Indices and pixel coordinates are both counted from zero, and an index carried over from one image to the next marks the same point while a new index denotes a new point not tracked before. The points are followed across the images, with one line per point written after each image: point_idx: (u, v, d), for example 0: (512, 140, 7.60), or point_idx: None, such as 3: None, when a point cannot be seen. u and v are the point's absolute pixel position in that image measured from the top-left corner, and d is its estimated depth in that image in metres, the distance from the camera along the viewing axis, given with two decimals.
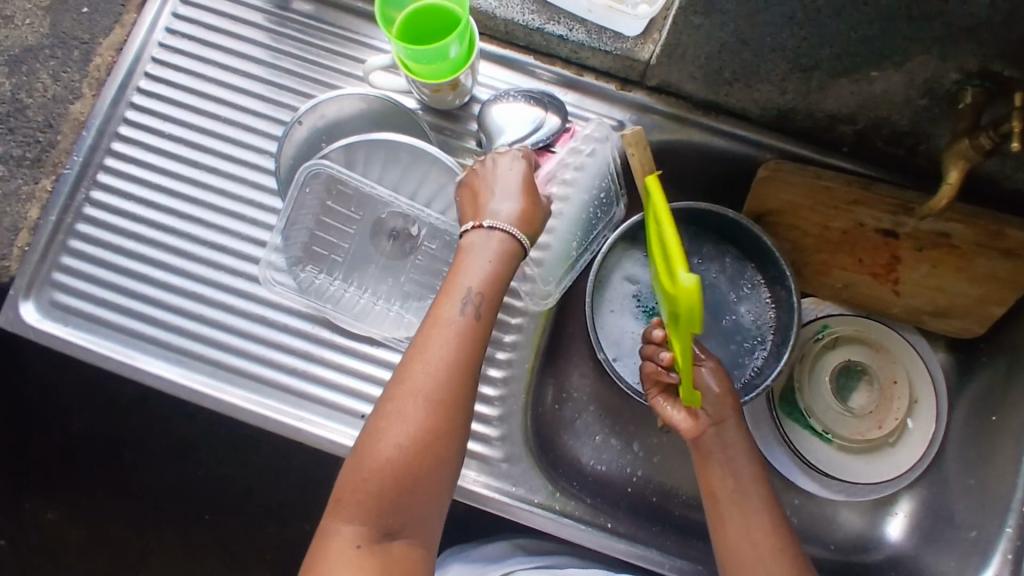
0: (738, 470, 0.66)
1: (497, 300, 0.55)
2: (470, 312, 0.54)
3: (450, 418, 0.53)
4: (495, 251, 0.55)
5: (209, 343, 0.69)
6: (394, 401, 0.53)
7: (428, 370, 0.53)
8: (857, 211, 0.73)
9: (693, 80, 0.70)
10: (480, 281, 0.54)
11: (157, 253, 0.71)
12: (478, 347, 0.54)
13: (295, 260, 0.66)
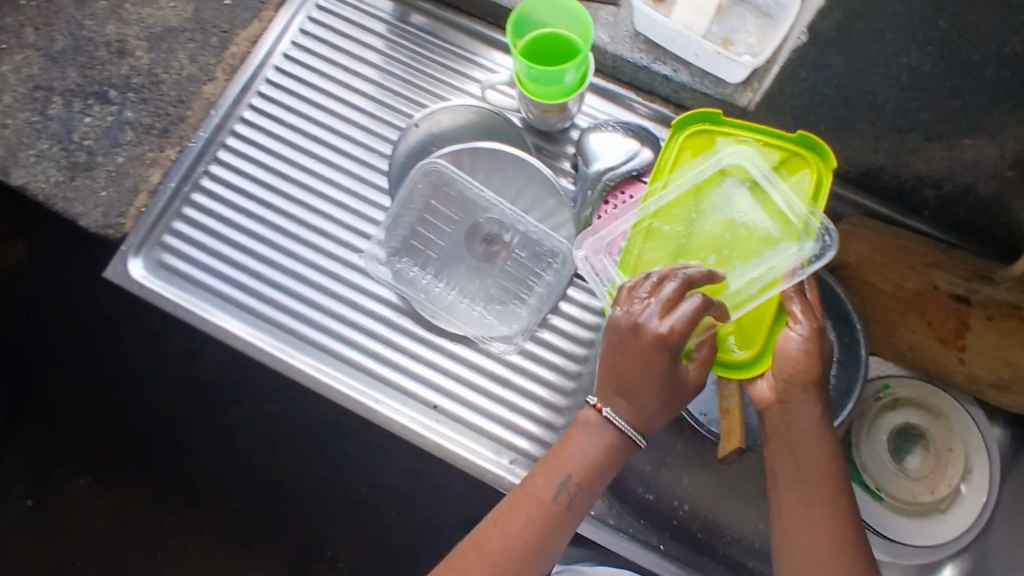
0: (820, 466, 0.58)
1: (593, 493, 0.59)
2: (563, 499, 0.59)
3: (546, 539, 0.58)
4: (603, 439, 0.59)
5: (299, 319, 0.73)
6: (474, 544, 0.59)
7: (540, 491, 0.59)
8: (933, 273, 0.76)
9: (788, 130, 0.73)
10: (577, 473, 0.59)
11: (263, 230, 0.75)
12: (558, 533, 0.59)
13: (394, 252, 0.71)
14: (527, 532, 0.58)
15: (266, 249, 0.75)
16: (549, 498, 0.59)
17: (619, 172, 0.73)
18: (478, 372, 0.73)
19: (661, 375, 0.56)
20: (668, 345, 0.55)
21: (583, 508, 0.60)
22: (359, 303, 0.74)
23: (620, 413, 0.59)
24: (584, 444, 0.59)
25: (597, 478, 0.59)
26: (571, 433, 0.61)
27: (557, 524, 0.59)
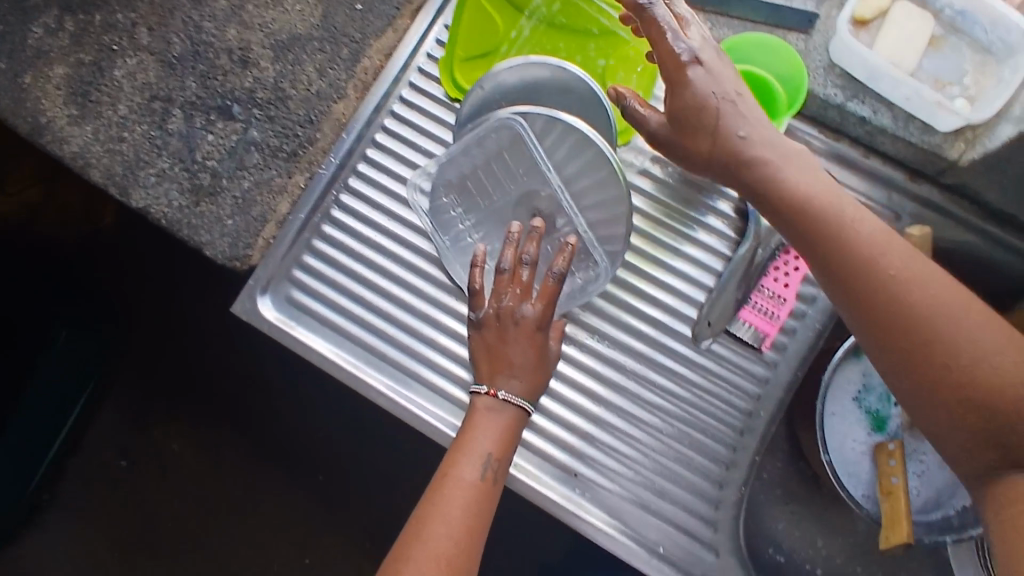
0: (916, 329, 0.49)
1: (508, 464, 0.59)
2: (489, 475, 0.58)
3: (482, 517, 0.57)
4: (500, 422, 0.59)
5: (431, 366, 0.69)
6: (411, 551, 0.55)
7: (461, 475, 0.57)
8: None
9: (1001, 192, 0.64)
10: (494, 446, 0.59)
11: (396, 267, 0.71)
12: (488, 509, 0.58)
13: (444, 185, 0.67)
14: (467, 514, 0.56)
15: (397, 288, 0.70)
16: (474, 478, 0.57)
17: None
18: (624, 440, 0.68)
19: (536, 345, 0.60)
20: (537, 327, 0.60)
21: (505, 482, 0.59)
22: None
23: (516, 392, 0.60)
24: (495, 425, 0.59)
25: (508, 449, 0.59)
26: (475, 421, 0.60)
27: (487, 500, 0.58)
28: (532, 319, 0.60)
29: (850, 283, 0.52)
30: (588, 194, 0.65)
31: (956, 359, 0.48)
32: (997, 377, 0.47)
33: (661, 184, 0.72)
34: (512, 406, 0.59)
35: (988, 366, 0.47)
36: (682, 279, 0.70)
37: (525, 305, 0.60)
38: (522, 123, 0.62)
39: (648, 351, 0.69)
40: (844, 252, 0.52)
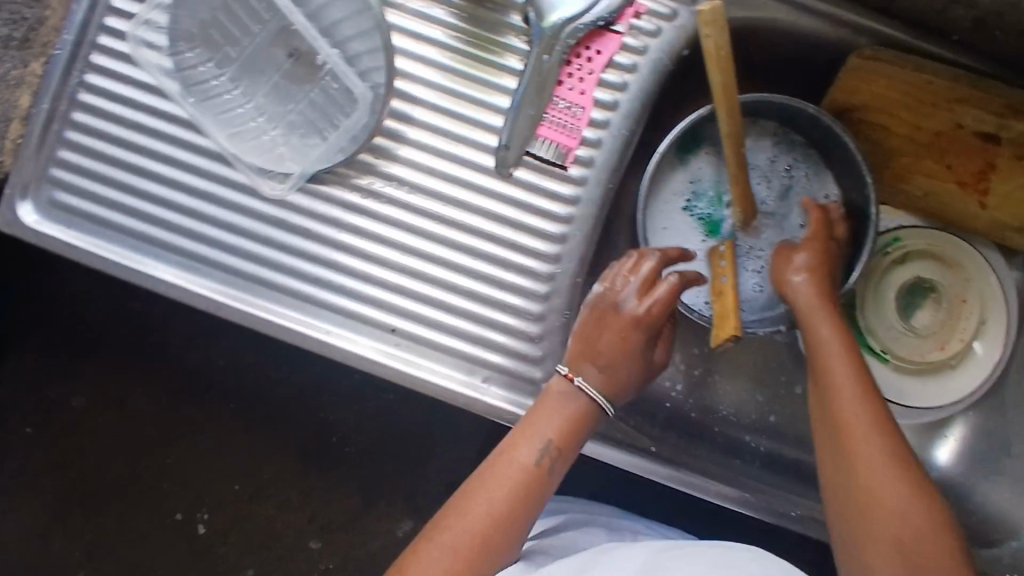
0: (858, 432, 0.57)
1: (569, 453, 0.62)
2: (545, 461, 0.60)
3: (565, 454, 0.61)
4: (573, 408, 0.62)
5: (218, 247, 0.65)
6: (434, 533, 0.58)
7: (558, 406, 0.62)
8: (958, 111, 0.64)
9: None
10: (557, 435, 0.61)
11: (165, 148, 0.65)
12: (536, 492, 0.60)
13: (184, 38, 0.60)
14: (533, 466, 0.60)
15: (168, 172, 0.65)
16: (539, 421, 0.61)
17: (585, 24, 0.62)
18: (439, 287, 0.66)
19: (631, 354, 0.63)
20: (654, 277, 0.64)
21: (561, 470, 0.62)
22: (289, 223, 0.65)
23: (591, 381, 0.62)
24: (557, 415, 0.61)
25: (575, 442, 0.62)
26: (557, 391, 0.62)
27: (569, 444, 0.61)
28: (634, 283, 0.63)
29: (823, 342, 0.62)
30: (337, 23, 0.59)
31: (862, 476, 0.56)
32: (855, 419, 0.58)
33: (443, 6, 0.66)
34: (585, 395, 0.62)
35: (890, 498, 0.55)
36: (478, 107, 0.66)
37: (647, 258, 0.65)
38: None
39: (456, 190, 0.66)
40: (813, 346, 0.62)
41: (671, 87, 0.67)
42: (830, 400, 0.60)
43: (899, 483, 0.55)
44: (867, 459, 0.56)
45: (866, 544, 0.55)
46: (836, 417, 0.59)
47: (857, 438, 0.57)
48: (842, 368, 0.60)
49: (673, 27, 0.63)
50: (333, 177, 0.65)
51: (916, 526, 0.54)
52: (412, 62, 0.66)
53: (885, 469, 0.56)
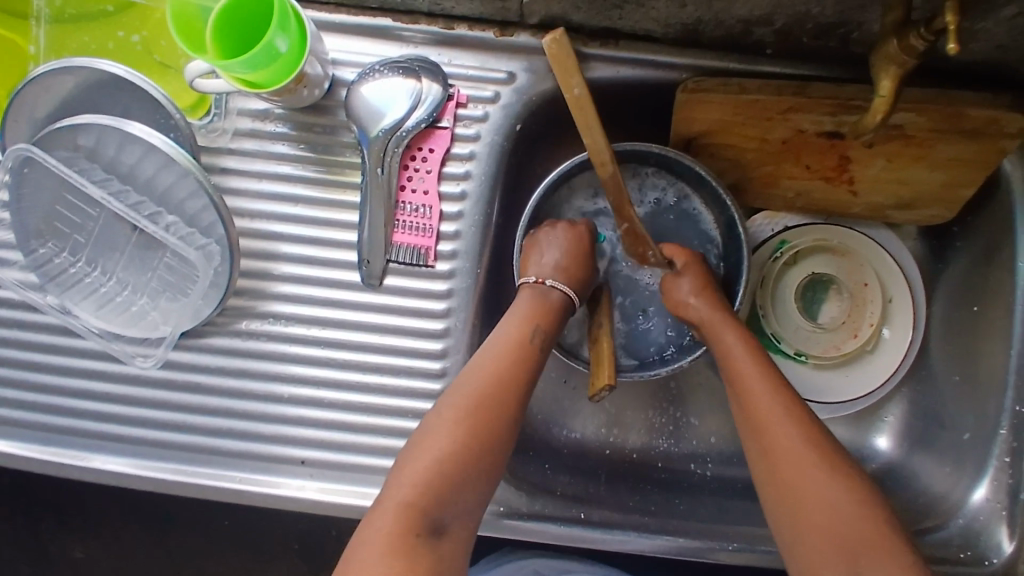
0: (792, 457, 0.53)
1: (552, 337, 0.60)
2: (533, 339, 0.58)
3: (520, 370, 0.56)
4: (541, 295, 0.62)
5: (119, 420, 0.66)
6: (421, 439, 0.53)
7: (506, 333, 0.58)
8: (794, 119, 0.64)
9: (579, 10, 0.60)
10: (534, 313, 0.60)
11: (45, 338, 0.66)
12: (528, 369, 0.57)
13: (34, 235, 0.62)
14: (496, 375, 0.55)
15: (53, 359, 0.66)
16: (511, 333, 0.58)
17: (412, 124, 0.64)
18: (340, 407, 0.65)
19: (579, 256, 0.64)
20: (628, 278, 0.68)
21: (543, 362, 0.59)
22: (181, 379, 0.66)
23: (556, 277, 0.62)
24: (539, 301, 0.61)
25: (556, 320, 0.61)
26: (498, 329, 0.59)
27: (529, 359, 0.57)
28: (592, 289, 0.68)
29: (737, 366, 0.59)
30: (172, 190, 0.60)
31: (788, 479, 0.53)
32: (793, 439, 0.54)
33: (279, 140, 0.65)
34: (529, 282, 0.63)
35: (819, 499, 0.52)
36: (336, 227, 0.66)
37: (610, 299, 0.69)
38: (34, 151, 0.57)
39: (333, 310, 0.66)
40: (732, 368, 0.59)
41: (519, 158, 0.68)
42: (760, 425, 0.56)
43: (826, 484, 0.52)
44: (787, 464, 0.54)
45: (814, 561, 0.51)
46: (753, 425, 0.56)
47: (766, 440, 0.55)
48: (756, 378, 0.57)
49: (499, 108, 0.65)
50: (211, 327, 0.65)
51: (850, 518, 0.51)
52: (261, 201, 0.65)
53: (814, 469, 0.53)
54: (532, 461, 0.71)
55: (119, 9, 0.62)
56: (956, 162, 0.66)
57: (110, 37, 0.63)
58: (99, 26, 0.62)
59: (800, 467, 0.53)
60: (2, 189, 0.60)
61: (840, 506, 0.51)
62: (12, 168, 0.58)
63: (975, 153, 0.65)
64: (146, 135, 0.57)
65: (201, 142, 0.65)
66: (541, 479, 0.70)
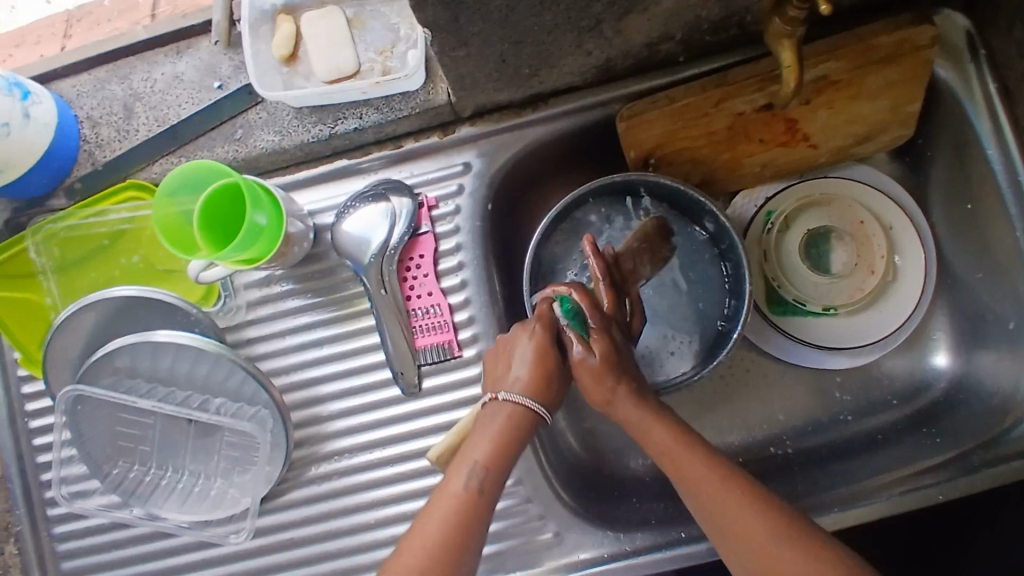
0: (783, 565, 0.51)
1: (503, 472, 0.54)
2: (474, 485, 0.53)
3: (467, 529, 0.52)
4: (505, 420, 0.55)
5: None
6: (400, 555, 0.53)
7: (450, 483, 0.54)
8: (729, 106, 0.68)
9: (502, 90, 0.65)
10: (483, 454, 0.54)
11: (144, 546, 0.71)
12: (478, 521, 0.53)
13: (103, 461, 0.67)
14: (442, 525, 0.52)
15: (157, 563, 0.70)
16: (456, 483, 0.53)
17: (398, 239, 0.69)
18: None
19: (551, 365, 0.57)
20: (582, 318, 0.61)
21: (497, 493, 0.54)
22: (277, 541, 0.69)
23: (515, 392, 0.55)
24: (493, 426, 0.55)
25: (508, 458, 0.54)
26: (446, 475, 0.55)
27: (471, 512, 0.53)
28: (521, 352, 0.57)
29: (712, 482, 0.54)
30: (210, 377, 0.65)
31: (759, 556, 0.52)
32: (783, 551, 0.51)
33: (287, 296, 0.71)
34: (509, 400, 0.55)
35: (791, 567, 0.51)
36: (365, 352, 0.71)
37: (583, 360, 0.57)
38: (81, 389, 0.62)
39: (388, 427, 0.70)
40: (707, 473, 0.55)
41: (501, 232, 0.73)
42: (741, 526, 0.53)
43: (798, 552, 0.51)
44: (759, 546, 0.52)
45: None
46: (706, 513, 0.54)
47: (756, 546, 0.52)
48: (696, 467, 0.55)
49: (466, 197, 0.70)
50: (287, 483, 0.70)
51: None
52: (294, 354, 0.71)
53: (771, 536, 0.52)
54: (618, 500, 0.73)
55: (113, 240, 0.68)
56: (891, 85, 0.69)
57: (112, 266, 0.68)
58: (99, 260, 0.68)
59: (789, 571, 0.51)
60: (61, 433, 0.65)
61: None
62: (67, 408, 0.64)
63: (903, 71, 0.68)
64: (174, 338, 0.62)
65: (223, 323, 0.70)
66: (633, 513, 0.71)
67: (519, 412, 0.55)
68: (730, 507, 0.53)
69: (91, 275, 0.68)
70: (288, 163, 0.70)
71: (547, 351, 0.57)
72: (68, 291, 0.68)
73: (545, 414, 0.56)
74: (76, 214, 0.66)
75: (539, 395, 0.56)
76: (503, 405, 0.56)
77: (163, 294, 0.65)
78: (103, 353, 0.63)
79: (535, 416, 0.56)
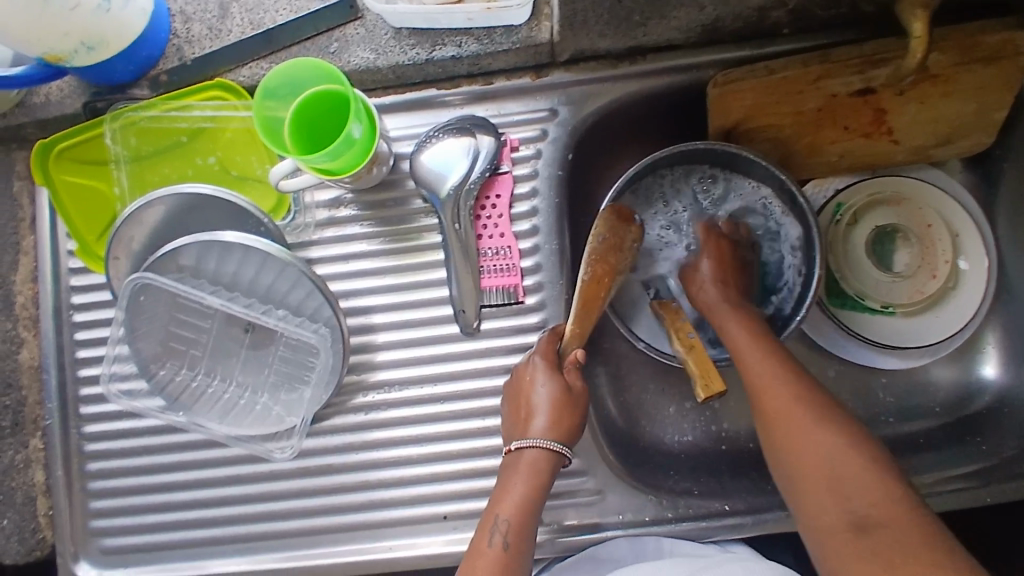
0: (791, 427, 0.57)
1: (527, 525, 0.58)
2: (500, 541, 0.56)
3: None
4: (525, 474, 0.59)
5: (260, 518, 0.68)
6: None
7: (480, 544, 0.57)
8: (824, 85, 0.68)
9: (605, 37, 0.65)
10: (506, 506, 0.58)
11: (175, 455, 0.69)
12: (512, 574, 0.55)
13: (152, 360, 0.65)
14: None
15: (186, 474, 0.69)
16: (486, 546, 0.56)
17: (478, 176, 0.68)
18: (467, 456, 0.67)
19: (566, 399, 0.61)
20: (621, 243, 0.65)
21: (526, 542, 0.57)
22: (312, 466, 0.68)
23: (529, 437, 0.61)
24: (516, 475, 0.60)
25: (529, 514, 0.58)
26: (475, 538, 0.58)
27: (509, 567, 0.55)
28: (536, 380, 0.62)
29: (748, 352, 0.62)
30: (273, 287, 0.65)
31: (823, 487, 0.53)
32: (795, 423, 0.57)
33: (352, 222, 0.70)
34: (525, 446, 0.60)
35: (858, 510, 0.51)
36: (423, 287, 0.69)
37: (716, 298, 0.67)
38: (147, 277, 0.61)
39: (438, 366, 0.68)
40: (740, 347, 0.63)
41: (575, 184, 0.72)
42: (756, 393, 0.60)
43: (869, 485, 0.52)
44: (822, 467, 0.54)
45: (810, 499, 0.54)
46: (757, 404, 0.60)
47: (770, 408, 0.59)
48: (750, 348, 0.62)
49: (549, 144, 0.70)
50: (330, 409, 0.69)
51: (841, 460, 0.54)
52: (352, 279, 0.69)
53: (800, 411, 0.57)
54: (658, 471, 0.72)
55: (191, 137, 0.68)
56: (985, 87, 0.69)
57: (185, 164, 0.69)
58: (174, 156, 0.69)
59: (795, 432, 0.56)
60: (119, 327, 0.63)
61: (834, 470, 0.54)
62: (129, 300, 0.62)
63: (999, 75, 0.68)
64: (242, 240, 0.62)
65: (289, 239, 0.69)
66: (674, 484, 0.71)
67: (541, 453, 0.60)
68: (761, 377, 0.60)
69: (163, 170, 0.69)
70: (375, 86, 0.69)
71: (555, 386, 0.61)
72: (137, 182, 0.69)
73: (565, 450, 0.61)
74: (159, 105, 0.67)
75: (559, 434, 0.61)
76: (521, 456, 0.61)
77: (241, 198, 0.65)
78: (175, 245, 0.62)
79: (558, 455, 0.61)
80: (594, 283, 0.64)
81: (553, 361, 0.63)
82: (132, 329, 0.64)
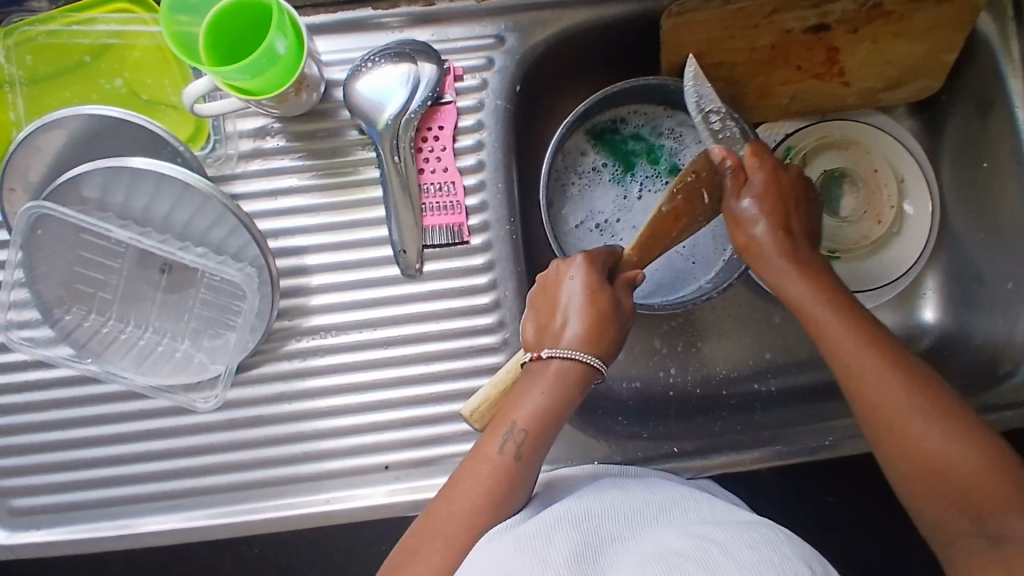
0: (887, 407, 0.52)
1: (542, 440, 0.53)
2: (511, 450, 0.52)
3: (499, 494, 0.51)
4: (551, 386, 0.54)
5: (188, 472, 0.63)
6: (431, 520, 0.51)
7: (486, 450, 0.53)
8: (779, 20, 0.66)
9: None
10: (525, 417, 0.53)
11: (92, 406, 0.63)
12: (513, 488, 0.51)
13: (54, 304, 0.58)
14: (480, 492, 0.51)
15: (106, 426, 0.63)
16: (496, 451, 0.52)
17: (418, 105, 0.63)
18: (410, 404, 0.64)
19: (605, 309, 0.56)
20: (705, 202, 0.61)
21: (536, 459, 0.53)
22: (244, 416, 0.64)
23: (564, 347, 0.55)
24: (540, 382, 0.54)
25: (548, 426, 0.53)
26: (484, 440, 0.54)
27: (512, 477, 0.51)
28: (573, 281, 0.58)
29: (837, 337, 0.54)
30: (193, 223, 0.59)
31: (900, 425, 0.51)
32: (893, 407, 0.52)
33: (280, 154, 0.64)
34: (556, 357, 0.54)
35: (931, 442, 0.50)
36: (360, 226, 0.64)
37: (755, 215, 0.59)
38: (41, 207, 0.54)
39: (379, 310, 0.64)
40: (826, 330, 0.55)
41: (521, 116, 0.68)
42: (846, 370, 0.54)
43: (998, 499, 0.48)
44: (933, 461, 0.50)
45: (924, 494, 0.51)
46: (848, 376, 0.54)
47: (862, 380, 0.53)
48: (839, 326, 0.55)
49: (494, 73, 0.65)
50: (260, 357, 0.64)
51: (958, 461, 0.49)
52: (281, 217, 0.64)
53: (916, 407, 0.51)
54: (607, 417, 0.71)
55: (95, 56, 0.61)
56: (936, 28, 0.67)
57: (89, 86, 0.61)
58: (75, 78, 0.61)
59: (901, 417, 0.51)
60: (15, 269, 0.56)
61: (940, 467, 0.50)
62: (25, 235, 0.55)
63: (951, 14, 0.66)
64: (153, 166, 0.56)
65: (210, 172, 0.63)
66: (623, 429, 0.70)
67: (579, 368, 0.54)
68: (850, 361, 0.54)
69: (63, 93, 0.61)
70: (303, 3, 0.64)
71: (597, 295, 0.57)
72: (31, 104, 0.61)
73: (603, 366, 0.55)
74: (59, 18, 0.60)
75: (596, 349, 0.55)
76: (549, 363, 0.55)
77: (153, 123, 0.58)
78: (78, 172, 0.55)
79: (592, 371, 0.55)
80: (672, 217, 0.61)
81: (598, 264, 0.59)
82: (29, 270, 0.57)
